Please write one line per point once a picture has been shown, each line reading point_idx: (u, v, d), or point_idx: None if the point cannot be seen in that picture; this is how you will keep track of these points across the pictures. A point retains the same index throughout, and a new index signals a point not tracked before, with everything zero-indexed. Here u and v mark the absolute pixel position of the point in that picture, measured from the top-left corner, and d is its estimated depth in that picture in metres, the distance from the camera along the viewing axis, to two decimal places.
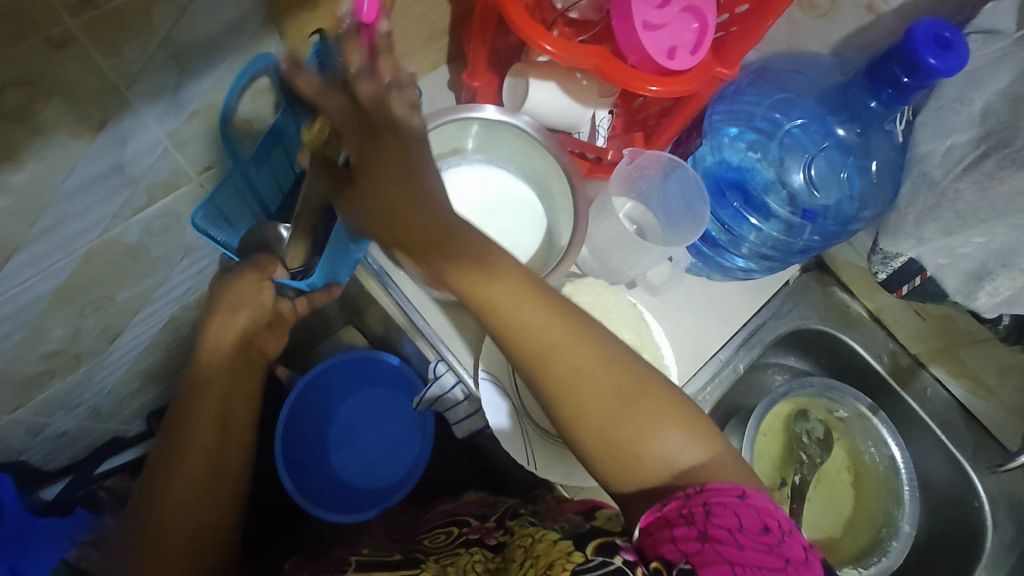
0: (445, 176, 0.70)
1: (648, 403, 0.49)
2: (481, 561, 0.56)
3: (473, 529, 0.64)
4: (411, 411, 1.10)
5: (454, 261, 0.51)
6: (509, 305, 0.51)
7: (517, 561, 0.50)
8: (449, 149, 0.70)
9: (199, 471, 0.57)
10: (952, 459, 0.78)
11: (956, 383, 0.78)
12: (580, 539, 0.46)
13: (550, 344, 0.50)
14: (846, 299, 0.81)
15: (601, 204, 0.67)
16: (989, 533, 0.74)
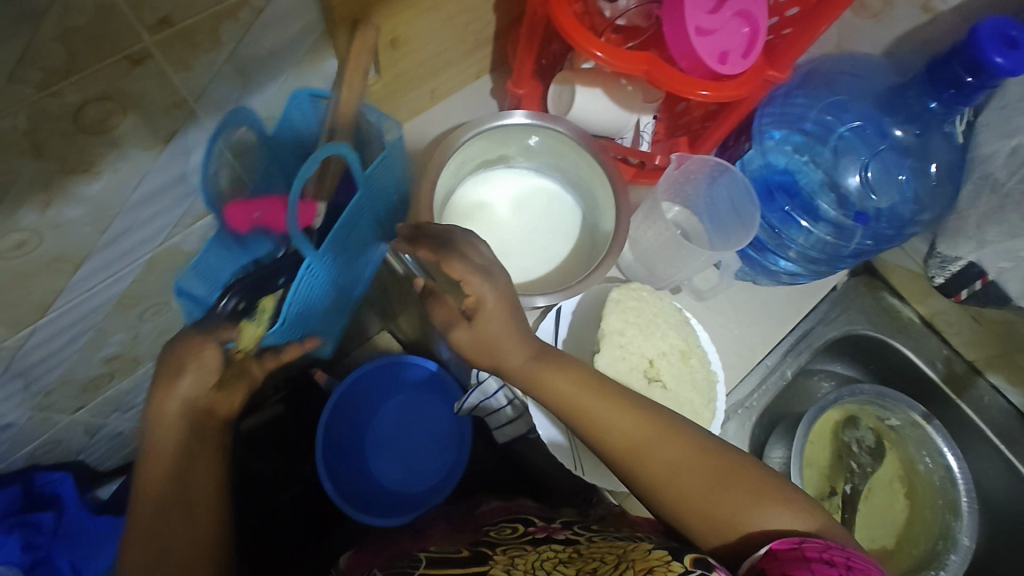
0: (491, 181, 0.72)
1: (742, 484, 0.50)
2: (551, 556, 0.55)
3: (538, 529, 0.64)
4: (449, 416, 1.11)
5: (552, 373, 0.57)
6: (603, 411, 0.55)
7: (606, 565, 0.51)
8: (494, 156, 0.71)
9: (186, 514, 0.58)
10: (1013, 469, 0.75)
11: (1016, 390, 0.75)
12: (677, 553, 0.47)
13: (643, 445, 0.53)
14: (897, 304, 0.79)
15: (647, 210, 0.67)
16: None
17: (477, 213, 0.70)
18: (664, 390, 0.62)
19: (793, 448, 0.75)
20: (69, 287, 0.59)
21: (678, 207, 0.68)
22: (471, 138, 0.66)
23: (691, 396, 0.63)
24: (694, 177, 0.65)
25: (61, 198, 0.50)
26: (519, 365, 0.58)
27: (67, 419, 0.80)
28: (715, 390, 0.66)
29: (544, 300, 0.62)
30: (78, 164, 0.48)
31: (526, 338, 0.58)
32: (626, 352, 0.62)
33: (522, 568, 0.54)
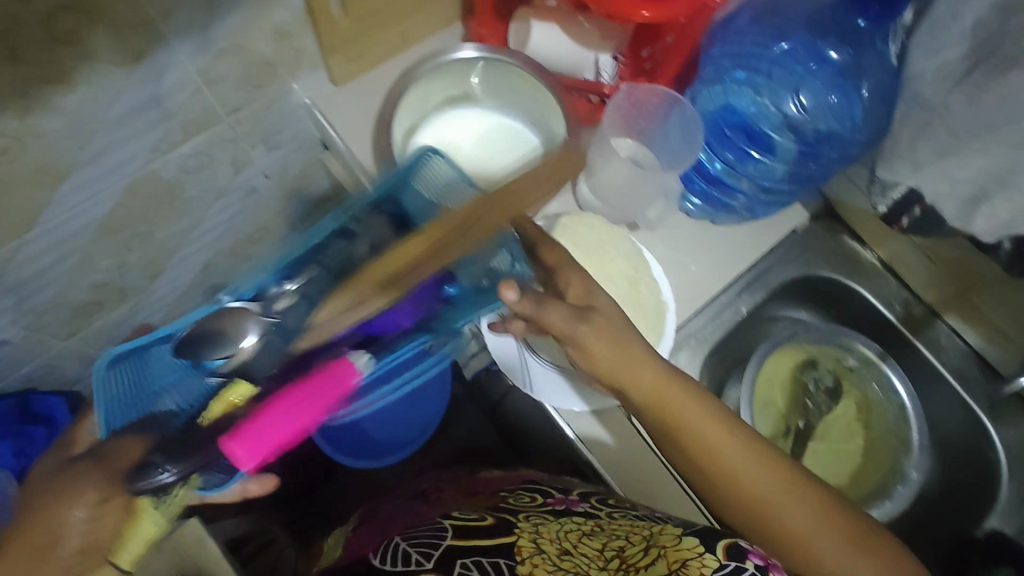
0: (441, 120, 0.74)
1: (851, 535, 0.51)
2: (573, 530, 0.58)
3: (556, 500, 0.66)
4: None
5: (671, 393, 0.56)
6: (695, 422, 0.55)
7: (632, 543, 0.53)
8: (445, 96, 0.74)
9: None
10: (968, 410, 0.76)
11: (972, 331, 0.76)
12: (709, 539, 0.50)
13: (731, 458, 0.54)
14: (856, 247, 0.81)
15: (598, 147, 0.70)
16: (1004, 483, 0.72)
17: (439, 146, 0.73)
18: None
19: (746, 382, 0.77)
20: (53, 203, 0.64)
21: (631, 140, 0.70)
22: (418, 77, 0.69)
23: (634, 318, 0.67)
24: (646, 111, 0.69)
25: (37, 109, 0.54)
26: (640, 382, 0.56)
27: (60, 344, 0.85)
28: (663, 317, 0.69)
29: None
30: (51, 76, 0.53)
31: (650, 358, 0.57)
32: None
33: (548, 539, 0.58)
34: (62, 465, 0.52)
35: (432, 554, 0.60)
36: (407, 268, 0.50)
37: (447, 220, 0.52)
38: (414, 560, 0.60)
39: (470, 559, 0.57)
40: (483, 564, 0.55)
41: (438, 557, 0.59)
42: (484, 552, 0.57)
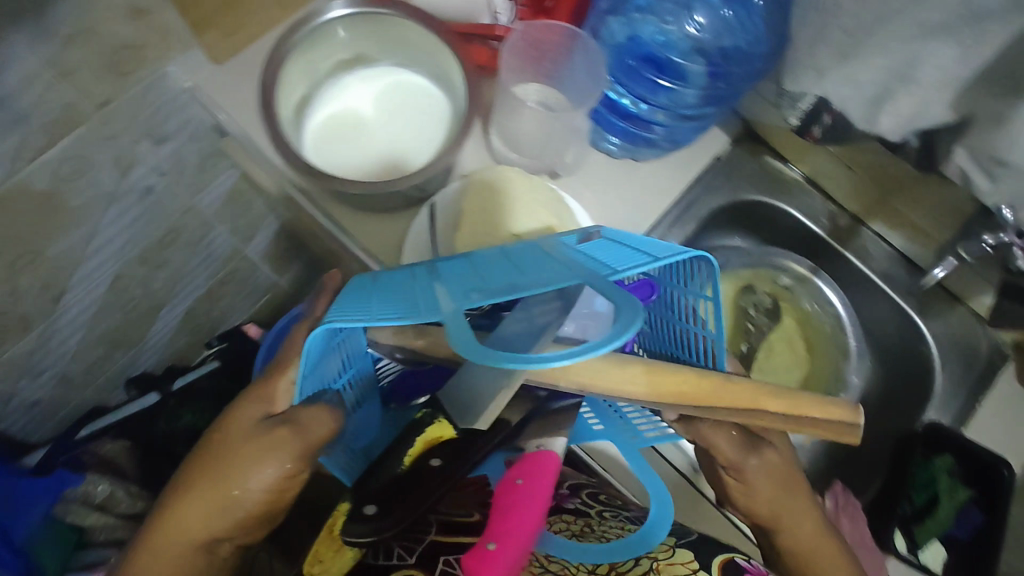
0: (335, 89, 0.70)
1: None
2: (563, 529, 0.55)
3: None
4: None
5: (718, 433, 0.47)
6: (797, 517, 0.50)
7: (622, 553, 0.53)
8: (334, 61, 0.69)
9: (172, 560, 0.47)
10: (900, 312, 0.78)
11: (895, 234, 0.77)
12: (703, 559, 0.52)
13: (818, 549, 0.50)
14: (780, 166, 0.81)
15: (504, 102, 0.68)
16: (937, 374, 0.75)
17: (342, 114, 0.70)
18: None
19: None
20: None
21: (539, 83, 0.69)
22: (297, 42, 0.63)
23: None
24: (550, 52, 0.68)
25: None
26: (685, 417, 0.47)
27: None
28: None
29: (416, 181, 0.63)
30: None
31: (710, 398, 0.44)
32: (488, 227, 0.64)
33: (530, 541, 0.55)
34: (253, 431, 0.45)
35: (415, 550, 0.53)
36: (605, 382, 0.44)
37: (774, 412, 0.44)
38: (396, 556, 0.53)
39: (452, 557, 0.50)
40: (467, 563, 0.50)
41: (423, 553, 0.52)
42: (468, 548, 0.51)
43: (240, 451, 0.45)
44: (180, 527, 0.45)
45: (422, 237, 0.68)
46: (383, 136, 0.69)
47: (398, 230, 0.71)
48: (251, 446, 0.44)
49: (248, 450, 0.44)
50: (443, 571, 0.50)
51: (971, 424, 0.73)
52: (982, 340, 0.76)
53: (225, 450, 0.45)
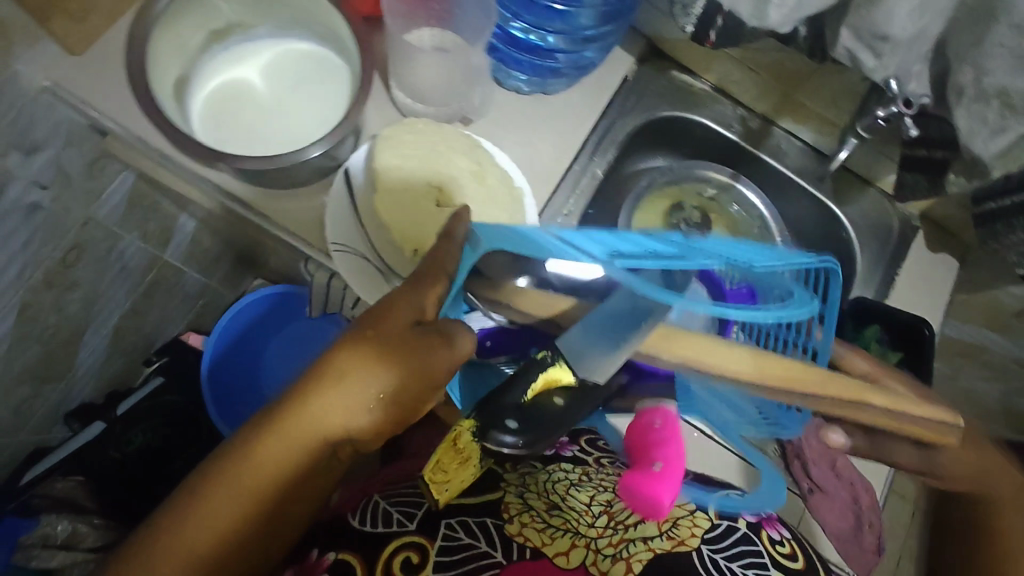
0: (213, 66, 0.65)
1: None
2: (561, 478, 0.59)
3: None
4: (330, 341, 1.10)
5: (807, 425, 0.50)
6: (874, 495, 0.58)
7: (624, 498, 0.56)
8: (205, 34, 0.64)
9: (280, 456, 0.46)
10: (820, 205, 0.81)
11: (805, 129, 0.80)
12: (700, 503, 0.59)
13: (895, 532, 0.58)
14: (689, 79, 0.81)
15: (396, 59, 0.65)
16: (858, 255, 0.80)
17: (230, 94, 0.65)
18: (459, 213, 0.62)
19: None
20: None
21: (431, 27, 0.67)
22: (155, 17, 0.57)
23: (489, 212, 0.63)
24: None
25: None
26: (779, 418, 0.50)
27: None
28: (518, 201, 0.66)
29: (318, 151, 0.60)
30: None
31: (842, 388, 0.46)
32: (405, 187, 0.62)
33: (536, 492, 0.58)
34: (407, 334, 0.43)
35: (415, 516, 0.55)
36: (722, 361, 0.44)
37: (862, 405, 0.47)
38: (395, 521, 0.54)
39: (454, 519, 0.54)
40: (471, 525, 0.54)
41: (423, 517, 0.54)
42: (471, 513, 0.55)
43: (386, 348, 0.43)
44: (316, 423, 0.45)
45: (341, 205, 0.64)
46: (275, 109, 0.65)
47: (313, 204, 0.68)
48: (426, 357, 0.43)
49: (396, 340, 0.43)
50: (446, 535, 0.53)
51: (892, 295, 0.79)
52: (893, 216, 0.81)
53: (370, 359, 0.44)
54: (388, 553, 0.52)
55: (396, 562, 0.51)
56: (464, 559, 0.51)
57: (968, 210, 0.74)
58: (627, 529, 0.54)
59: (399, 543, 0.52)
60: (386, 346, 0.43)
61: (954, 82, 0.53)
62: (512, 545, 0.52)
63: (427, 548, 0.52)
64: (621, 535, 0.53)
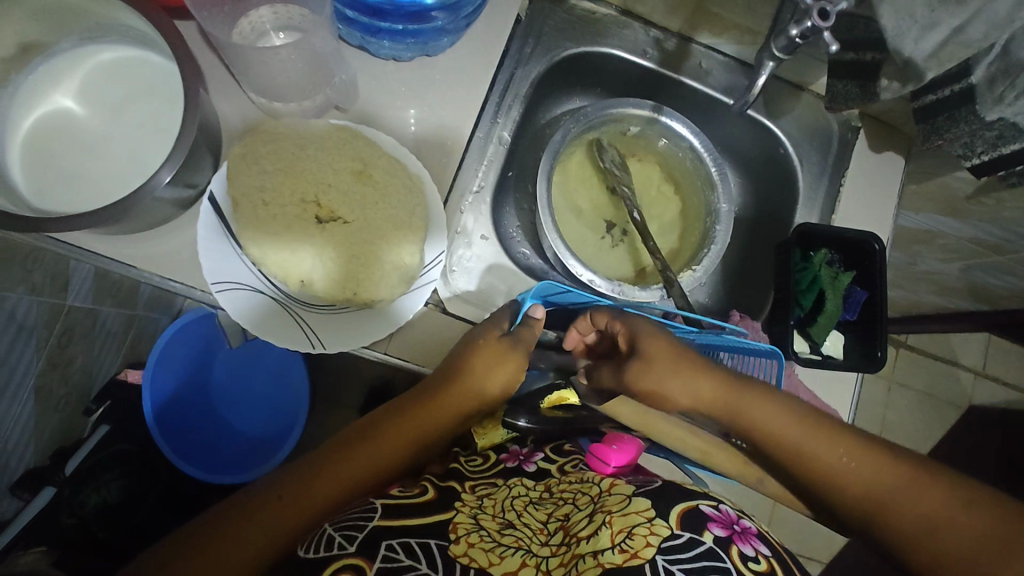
0: (17, 100, 0.54)
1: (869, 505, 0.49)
2: (521, 497, 0.56)
3: (508, 457, 0.65)
4: (293, 371, 1.06)
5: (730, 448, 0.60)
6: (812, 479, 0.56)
7: (579, 509, 0.53)
8: None
9: (356, 463, 0.51)
10: (752, 122, 0.75)
11: (725, 41, 0.72)
12: (660, 508, 0.50)
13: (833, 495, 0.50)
14: (590, 6, 0.71)
15: (235, 58, 0.54)
16: (798, 170, 0.74)
17: (47, 133, 0.55)
18: (345, 225, 0.55)
19: (540, 200, 0.68)
20: None
21: (270, 6, 0.55)
22: None
23: (379, 220, 0.56)
24: None
25: None
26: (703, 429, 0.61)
27: None
28: (416, 194, 0.58)
29: (171, 173, 0.51)
30: None
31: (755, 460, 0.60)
32: (273, 211, 0.54)
33: (489, 513, 0.53)
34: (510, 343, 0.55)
35: (357, 536, 0.48)
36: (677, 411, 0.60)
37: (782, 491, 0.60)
38: (335, 544, 0.47)
39: (396, 541, 0.47)
40: (413, 546, 0.47)
41: (363, 539, 0.47)
42: (416, 532, 0.49)
43: (491, 359, 0.55)
44: (407, 421, 0.54)
45: (210, 232, 0.55)
46: (105, 140, 0.55)
47: (186, 241, 0.59)
48: (503, 370, 0.55)
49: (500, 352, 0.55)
50: (386, 556, 0.46)
51: (840, 210, 0.73)
52: (832, 122, 0.74)
53: (462, 366, 0.55)
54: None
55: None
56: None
57: (906, 104, 0.68)
58: (580, 543, 0.48)
59: (336, 567, 0.45)
60: (471, 366, 0.54)
61: None
62: (455, 563, 0.45)
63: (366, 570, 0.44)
64: (573, 552, 0.48)
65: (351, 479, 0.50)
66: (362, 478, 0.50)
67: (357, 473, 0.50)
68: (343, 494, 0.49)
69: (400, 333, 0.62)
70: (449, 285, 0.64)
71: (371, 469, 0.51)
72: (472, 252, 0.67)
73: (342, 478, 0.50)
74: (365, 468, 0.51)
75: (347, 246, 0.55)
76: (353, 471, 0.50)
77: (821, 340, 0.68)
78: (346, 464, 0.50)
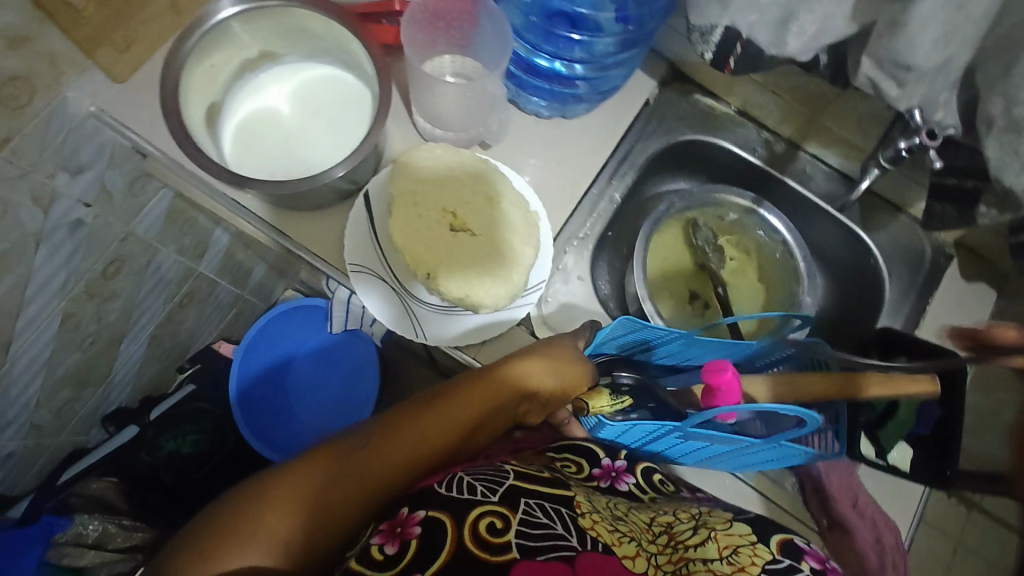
0: (246, 91, 0.68)
1: None
2: (623, 501, 0.58)
3: (600, 473, 0.62)
4: (367, 375, 1.13)
5: None
6: None
7: (683, 521, 0.54)
8: (238, 63, 0.67)
9: (419, 437, 0.55)
10: (845, 229, 0.78)
11: (831, 153, 0.78)
12: (761, 534, 0.51)
13: None
14: (711, 102, 0.81)
15: (416, 85, 0.67)
16: (886, 283, 0.77)
17: (258, 120, 0.68)
18: (473, 237, 0.63)
19: (636, 259, 0.75)
20: None
21: (452, 54, 0.69)
22: (192, 46, 0.60)
23: (501, 239, 0.64)
24: (456, 20, 0.67)
25: None
26: None
27: None
28: (534, 228, 0.66)
29: (343, 171, 0.62)
30: None
31: None
32: (420, 211, 0.63)
33: (602, 504, 0.56)
34: (567, 353, 0.61)
35: (498, 489, 0.53)
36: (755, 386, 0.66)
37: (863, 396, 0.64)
38: (477, 491, 0.52)
39: (533, 500, 0.52)
40: (550, 510, 0.52)
41: (504, 493, 0.53)
42: (555, 500, 0.53)
43: (545, 361, 0.60)
44: (466, 404, 0.57)
45: (362, 227, 0.66)
46: (301, 133, 0.68)
47: (335, 227, 0.70)
48: (559, 372, 0.60)
49: (557, 357, 0.60)
50: (525, 513, 0.51)
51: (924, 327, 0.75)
52: (925, 244, 0.78)
53: (523, 363, 0.59)
54: (472, 517, 0.50)
55: (481, 525, 0.49)
56: (544, 540, 0.48)
57: (1001, 239, 0.71)
58: (687, 549, 0.50)
59: (482, 511, 0.50)
60: (530, 367, 0.59)
61: (983, 112, 0.52)
62: (588, 535, 0.49)
63: (511, 517, 0.50)
64: (681, 555, 0.50)
65: (412, 450, 0.55)
66: (423, 451, 0.55)
67: (420, 445, 0.55)
68: (405, 462, 0.54)
69: (491, 343, 0.68)
70: (542, 314, 0.72)
71: (432, 443, 0.56)
72: (566, 289, 0.74)
73: (406, 448, 0.55)
74: (428, 443, 0.56)
75: (470, 253, 0.63)
76: (416, 442, 0.55)
77: (889, 447, 0.70)
78: (412, 438, 0.55)
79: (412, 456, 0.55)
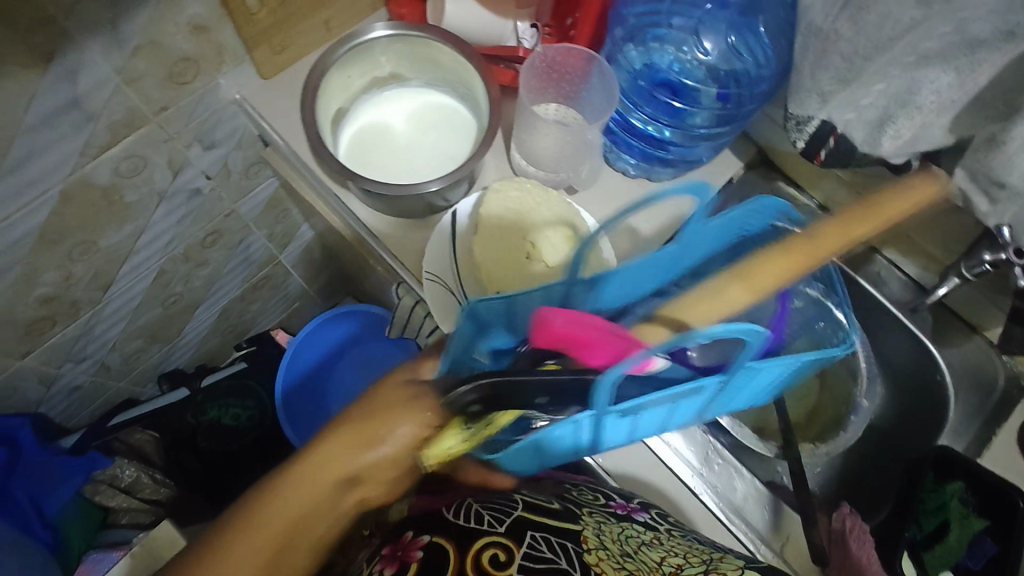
0: (368, 104, 0.76)
1: None
2: (636, 536, 0.54)
3: (618, 505, 0.61)
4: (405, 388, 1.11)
5: None
6: None
7: (692, 564, 0.50)
8: (370, 80, 0.75)
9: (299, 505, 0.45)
10: (916, 343, 0.75)
11: (909, 262, 0.78)
12: None
13: None
14: (794, 192, 0.83)
15: (522, 121, 0.72)
16: (952, 403, 0.74)
17: (372, 131, 0.75)
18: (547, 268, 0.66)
19: None
20: None
21: (558, 104, 0.75)
22: (339, 56, 0.69)
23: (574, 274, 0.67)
24: (569, 75, 0.74)
25: None
26: None
27: (16, 363, 0.84)
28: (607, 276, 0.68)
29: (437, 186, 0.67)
30: None
31: None
32: (502, 235, 0.68)
33: (610, 537, 0.52)
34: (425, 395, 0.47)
35: (504, 521, 0.52)
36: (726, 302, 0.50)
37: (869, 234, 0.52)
38: (484, 519, 0.52)
39: (539, 534, 0.50)
40: (554, 543, 0.49)
41: (511, 524, 0.52)
42: (558, 533, 0.51)
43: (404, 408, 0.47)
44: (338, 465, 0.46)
45: (444, 242, 0.70)
46: (407, 148, 0.74)
47: (419, 237, 0.75)
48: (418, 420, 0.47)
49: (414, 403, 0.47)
50: (530, 545, 0.49)
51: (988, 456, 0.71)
52: (1000, 372, 0.75)
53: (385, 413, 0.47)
54: (472, 548, 0.49)
55: (482, 557, 0.48)
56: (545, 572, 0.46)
57: None
58: None
59: (485, 541, 0.49)
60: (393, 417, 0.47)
61: None
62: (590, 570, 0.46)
63: (514, 550, 0.48)
64: None
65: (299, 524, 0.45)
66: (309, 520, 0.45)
67: (300, 518, 0.45)
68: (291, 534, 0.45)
69: None
70: None
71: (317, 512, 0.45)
72: None
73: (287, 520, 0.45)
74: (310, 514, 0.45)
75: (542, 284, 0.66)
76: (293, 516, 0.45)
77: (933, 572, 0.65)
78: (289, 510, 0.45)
79: (297, 529, 0.45)
